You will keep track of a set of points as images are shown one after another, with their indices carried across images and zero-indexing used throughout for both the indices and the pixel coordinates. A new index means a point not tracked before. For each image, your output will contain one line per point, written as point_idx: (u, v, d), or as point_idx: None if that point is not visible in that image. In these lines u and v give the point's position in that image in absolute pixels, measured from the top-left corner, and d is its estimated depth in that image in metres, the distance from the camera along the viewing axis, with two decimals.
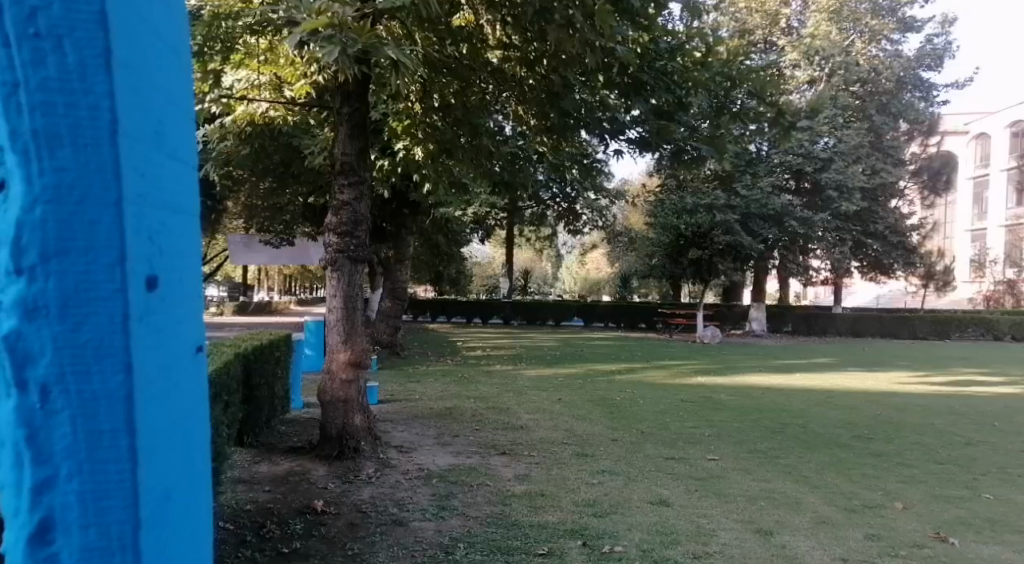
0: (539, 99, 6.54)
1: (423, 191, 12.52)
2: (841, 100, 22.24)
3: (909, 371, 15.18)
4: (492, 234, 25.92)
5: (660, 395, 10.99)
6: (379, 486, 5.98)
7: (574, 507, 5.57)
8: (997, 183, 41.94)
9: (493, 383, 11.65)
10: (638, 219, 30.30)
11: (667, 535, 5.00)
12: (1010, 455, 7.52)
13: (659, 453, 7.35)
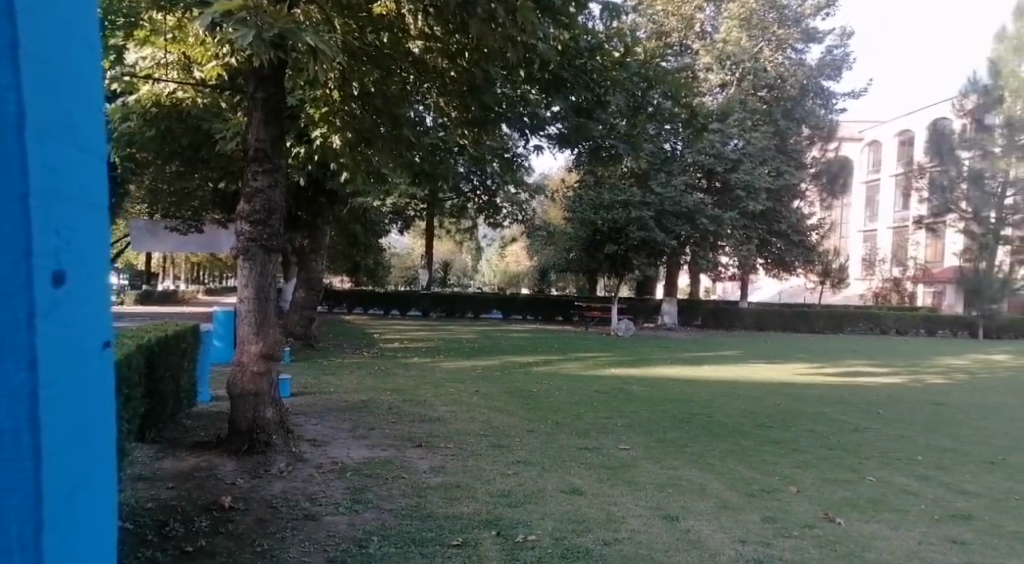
0: (459, 91, 6.68)
1: (340, 179, 12.46)
2: (749, 105, 23.21)
3: (807, 363, 15.99)
4: (410, 225, 25.82)
5: (574, 386, 11.31)
6: (291, 480, 6.03)
7: (488, 497, 5.75)
8: (887, 187, 44.19)
9: (409, 376, 11.74)
10: (557, 213, 30.74)
11: (578, 523, 5.23)
12: (893, 440, 8.10)
13: (571, 443, 7.60)
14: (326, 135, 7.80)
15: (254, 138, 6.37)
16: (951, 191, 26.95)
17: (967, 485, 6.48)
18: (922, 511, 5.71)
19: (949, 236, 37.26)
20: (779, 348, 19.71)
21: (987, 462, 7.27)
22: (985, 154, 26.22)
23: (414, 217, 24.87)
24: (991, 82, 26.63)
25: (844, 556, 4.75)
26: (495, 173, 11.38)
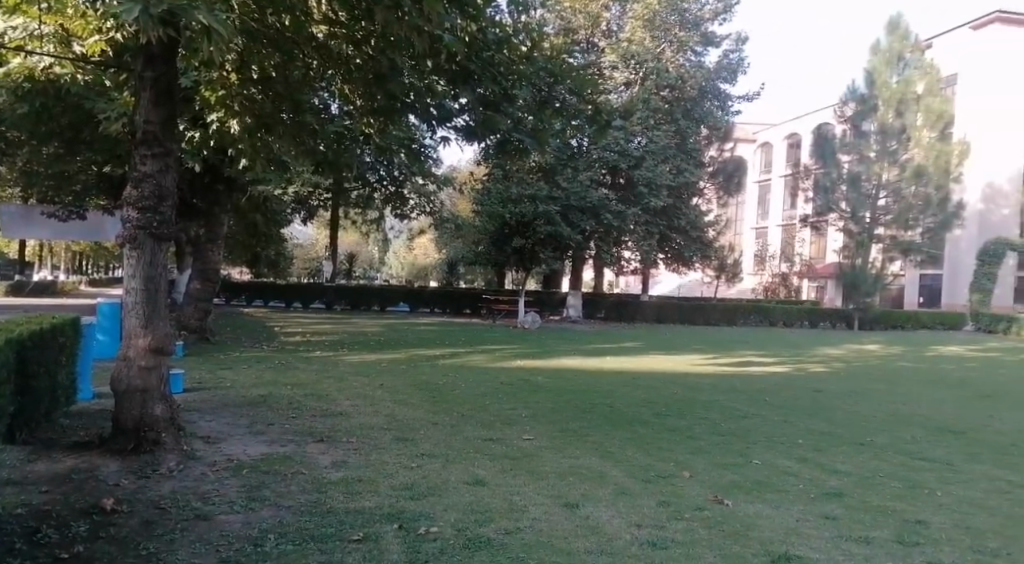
0: (364, 79, 6.68)
1: (237, 166, 12.17)
2: (652, 104, 23.84)
3: (703, 353, 16.63)
4: (313, 215, 25.35)
5: (481, 378, 11.44)
6: (181, 480, 5.92)
7: (391, 491, 5.79)
8: (777, 187, 46.14)
9: (311, 369, 11.61)
10: (465, 205, 30.80)
11: (480, 513, 5.34)
12: (779, 426, 8.57)
13: (477, 434, 7.71)
14: (224, 118, 7.72)
15: (144, 120, 6.21)
16: (833, 192, 28.34)
17: (840, 465, 6.94)
18: (802, 491, 6.09)
19: (831, 235, 39.33)
20: (676, 339, 20.43)
21: (860, 444, 7.80)
22: (862, 158, 27.85)
23: (318, 206, 24.51)
24: (866, 90, 28.22)
25: (731, 536, 5.03)
26: (402, 163, 11.37)
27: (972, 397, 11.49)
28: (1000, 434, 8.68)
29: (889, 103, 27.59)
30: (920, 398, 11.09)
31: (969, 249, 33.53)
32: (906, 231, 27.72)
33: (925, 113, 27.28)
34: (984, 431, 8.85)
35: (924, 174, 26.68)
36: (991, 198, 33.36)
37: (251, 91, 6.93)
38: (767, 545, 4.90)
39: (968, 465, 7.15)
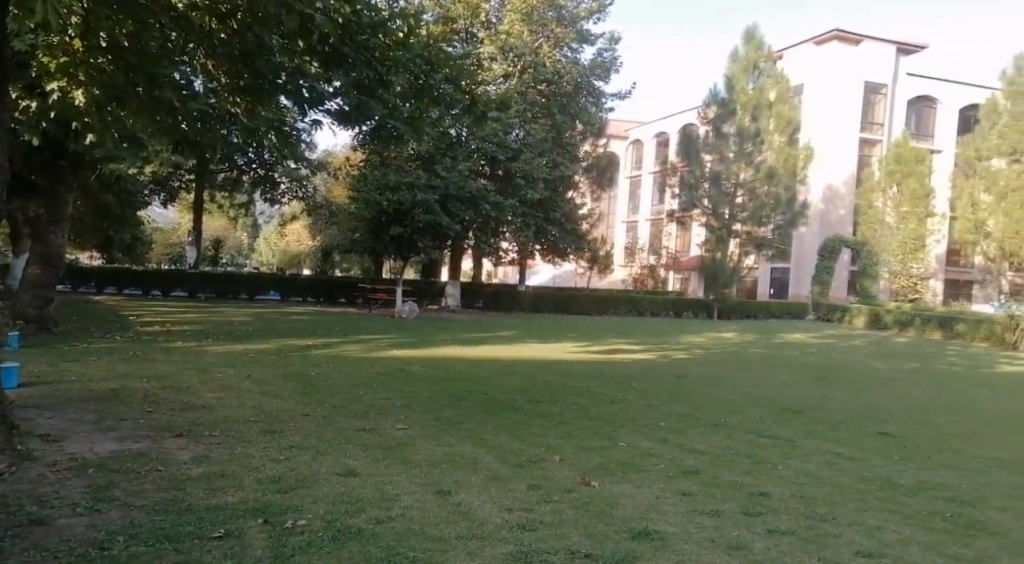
0: (229, 54, 6.50)
1: (85, 142, 11.49)
2: (529, 97, 24.13)
3: (575, 342, 17.09)
4: (174, 197, 24.21)
5: (354, 368, 11.36)
6: (15, 483, 5.61)
7: (256, 485, 5.71)
8: (647, 182, 47.78)
9: (172, 361, 11.19)
10: (339, 190, 30.24)
11: (351, 504, 5.35)
12: (643, 409, 8.98)
13: (349, 425, 7.68)
14: (67, 87, 7.26)
15: None
16: (697, 188, 29.65)
17: (697, 445, 7.36)
18: (660, 470, 6.42)
19: (694, 229, 41.16)
20: (549, 329, 20.98)
21: (715, 425, 8.28)
22: (722, 158, 29.33)
23: (180, 188, 23.51)
24: (727, 94, 29.57)
25: (595, 516, 5.26)
26: (272, 145, 11.10)
27: (812, 380, 12.41)
28: (832, 412, 9.47)
29: (745, 107, 29.10)
30: (771, 381, 11.88)
31: (813, 245, 35.90)
32: (759, 227, 29.34)
33: (777, 118, 29.06)
34: (821, 409, 9.61)
35: (776, 175, 28.39)
36: (831, 199, 35.65)
37: (98, 61, 6.56)
38: (629, 522, 5.16)
39: (807, 440, 7.76)
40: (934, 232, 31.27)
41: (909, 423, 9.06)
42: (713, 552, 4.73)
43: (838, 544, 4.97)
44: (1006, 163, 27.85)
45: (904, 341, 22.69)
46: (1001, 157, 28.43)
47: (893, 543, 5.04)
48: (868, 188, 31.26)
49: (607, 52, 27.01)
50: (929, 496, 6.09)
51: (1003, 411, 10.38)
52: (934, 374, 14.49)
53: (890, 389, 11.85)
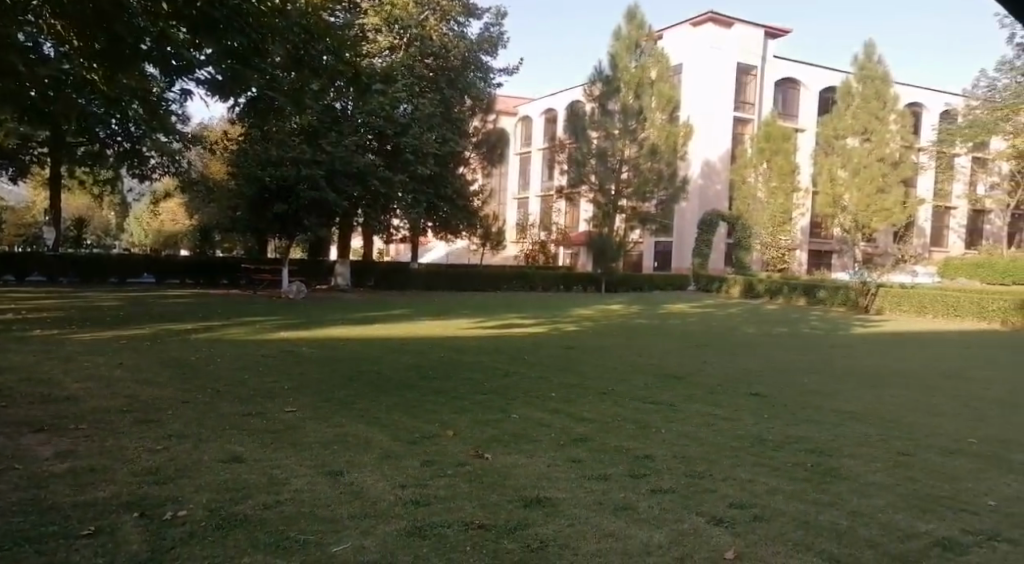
0: (82, 16, 6.18)
1: None
2: (416, 71, 23.86)
3: (467, 318, 17.19)
4: (31, 172, 22.58)
5: (237, 352, 11.05)
6: None
7: (131, 478, 5.48)
8: (536, 158, 48.25)
9: (31, 351, 10.51)
10: (217, 166, 29.09)
11: (236, 491, 5.25)
12: (535, 381, 9.15)
13: (234, 411, 7.49)
14: None
15: None
16: (584, 164, 30.13)
17: (586, 413, 7.59)
18: (551, 439, 6.58)
19: (582, 205, 41.87)
20: (441, 306, 20.98)
21: (602, 393, 8.54)
22: (607, 135, 29.90)
23: (36, 163, 22.00)
24: (610, 72, 30.18)
25: (487, 487, 5.36)
26: (139, 115, 10.61)
27: (691, 347, 12.97)
28: (711, 376, 9.93)
29: (629, 85, 29.83)
30: (654, 349, 12.35)
31: (692, 219, 37.20)
32: (643, 202, 30.14)
33: (658, 96, 29.83)
34: (700, 374, 10.05)
35: (658, 152, 29.25)
36: (709, 173, 37.12)
37: None
38: (521, 491, 5.29)
39: (688, 404, 8.10)
40: (797, 206, 32.99)
41: (777, 383, 9.62)
42: (600, 515, 4.91)
43: (713, 498, 5.25)
44: (858, 142, 30.42)
45: (774, 309, 23.92)
46: (855, 135, 30.32)
47: (762, 494, 5.37)
48: (741, 164, 32.56)
49: (494, 27, 27.19)
50: (794, 449, 6.49)
51: (861, 369, 11.15)
52: (800, 338, 15.37)
53: (761, 353, 12.49)
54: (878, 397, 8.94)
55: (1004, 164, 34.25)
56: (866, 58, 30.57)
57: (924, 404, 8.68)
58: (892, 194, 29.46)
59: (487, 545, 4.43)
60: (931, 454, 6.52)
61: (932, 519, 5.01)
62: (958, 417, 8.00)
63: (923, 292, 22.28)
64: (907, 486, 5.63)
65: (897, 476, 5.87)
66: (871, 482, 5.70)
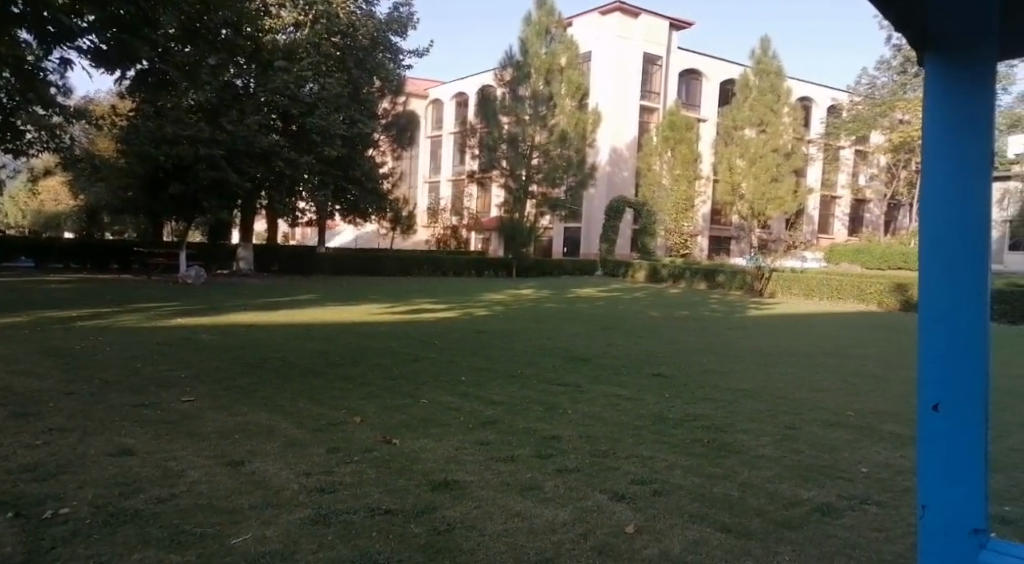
0: None
1: None
2: (323, 49, 23.38)
3: (377, 303, 17.04)
4: None
5: (130, 340, 10.61)
6: None
7: (9, 476, 5.20)
8: (448, 142, 48.06)
9: None
10: (107, 144, 27.63)
11: (125, 486, 5.06)
12: (443, 366, 9.18)
13: (125, 401, 7.21)
14: None
15: None
16: (495, 150, 29.76)
17: (494, 396, 7.67)
18: (460, 423, 6.63)
19: (494, 190, 41.89)
20: (350, 290, 20.72)
21: (510, 376, 8.64)
22: (518, 121, 29.90)
23: None
24: (521, 58, 30.22)
25: (395, 472, 5.36)
26: (13, 87, 10.04)
27: (597, 329, 13.25)
28: (617, 358, 10.16)
29: (539, 71, 30.05)
30: (562, 333, 12.57)
31: (600, 206, 37.81)
32: (553, 188, 30.38)
33: (567, 83, 30.17)
34: (605, 356, 10.29)
35: (567, 138, 29.64)
36: (616, 160, 37.88)
37: None
38: (429, 475, 5.31)
39: (594, 386, 8.28)
40: (698, 194, 34.01)
41: (679, 364, 9.92)
42: (507, 495, 4.98)
43: (617, 475, 5.39)
44: (755, 132, 31.46)
45: (676, 292, 24.65)
46: (752, 127, 31.32)
47: (662, 469, 5.56)
48: (646, 152, 33.20)
49: (403, 7, 26.91)
50: (693, 426, 6.72)
51: (756, 349, 11.64)
52: (699, 320, 15.88)
53: (665, 335, 12.83)
54: (770, 375, 9.35)
55: (886, 157, 36.25)
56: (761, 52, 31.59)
57: (809, 381, 9.13)
58: (784, 183, 30.81)
59: (395, 530, 4.43)
60: (813, 427, 6.86)
61: (813, 487, 5.30)
62: (838, 392, 8.46)
63: (812, 276, 23.36)
64: (793, 458, 5.92)
65: (784, 449, 6.17)
66: (761, 455, 5.97)
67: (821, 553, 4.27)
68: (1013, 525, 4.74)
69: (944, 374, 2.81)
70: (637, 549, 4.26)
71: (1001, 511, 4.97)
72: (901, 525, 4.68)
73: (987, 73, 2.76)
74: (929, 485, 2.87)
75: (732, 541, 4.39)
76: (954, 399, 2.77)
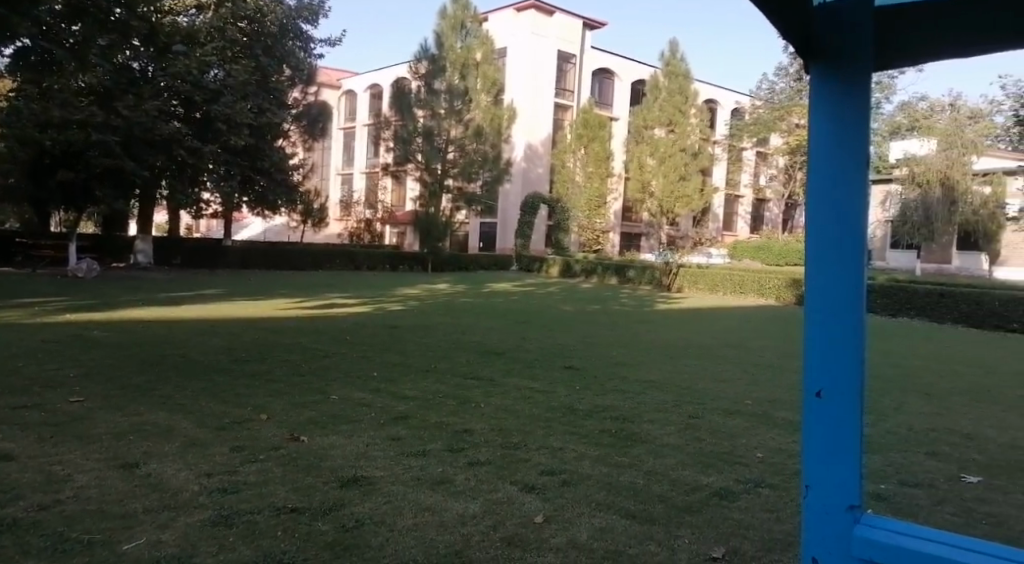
0: None
1: None
2: (227, 34, 22.80)
3: (286, 298, 16.70)
4: None
5: (16, 338, 10.06)
6: None
7: None
8: (361, 134, 47.44)
9: None
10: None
11: (4, 493, 4.80)
12: (354, 361, 9.06)
13: (7, 404, 6.84)
14: None
15: None
16: (410, 143, 29.56)
17: (407, 391, 7.63)
18: (370, 419, 6.57)
19: (409, 183, 41.54)
20: (259, 284, 20.19)
21: (424, 370, 8.62)
22: (434, 114, 29.72)
23: None
24: (436, 51, 29.98)
25: (302, 470, 5.28)
26: None
27: (510, 324, 13.32)
28: (530, 351, 10.26)
29: (455, 65, 29.95)
30: (475, 326, 12.61)
31: (515, 201, 38.02)
32: (468, 183, 30.35)
33: (483, 78, 30.32)
34: (518, 350, 10.37)
35: (483, 133, 29.75)
36: (531, 156, 38.21)
37: None
38: (338, 472, 5.26)
39: (507, 379, 8.34)
40: (609, 192, 34.63)
41: (589, 356, 10.07)
42: (418, 490, 4.98)
43: (527, 467, 5.45)
44: (665, 132, 32.16)
45: (589, 287, 25.02)
46: (661, 127, 32.06)
47: (570, 459, 5.66)
48: (560, 149, 33.64)
49: None
50: (601, 417, 6.84)
51: (663, 342, 11.93)
52: (608, 314, 16.17)
53: (577, 329, 13.00)
54: (676, 367, 9.60)
55: (784, 158, 37.78)
56: (670, 54, 32.16)
57: (712, 372, 9.42)
58: (691, 181, 31.77)
59: (300, 529, 4.36)
60: (714, 416, 7.08)
61: (713, 473, 5.47)
62: (739, 382, 8.76)
63: (716, 271, 24.12)
64: (695, 446, 6.10)
65: (687, 437, 6.35)
66: (664, 444, 6.12)
67: (717, 535, 4.42)
68: (888, 501, 5.02)
69: (827, 361, 2.97)
70: (545, 539, 4.32)
71: (878, 488, 5.25)
72: (790, 505, 4.90)
73: (869, 84, 2.93)
74: (814, 468, 3.04)
75: (635, 527, 4.50)
76: (835, 386, 2.96)
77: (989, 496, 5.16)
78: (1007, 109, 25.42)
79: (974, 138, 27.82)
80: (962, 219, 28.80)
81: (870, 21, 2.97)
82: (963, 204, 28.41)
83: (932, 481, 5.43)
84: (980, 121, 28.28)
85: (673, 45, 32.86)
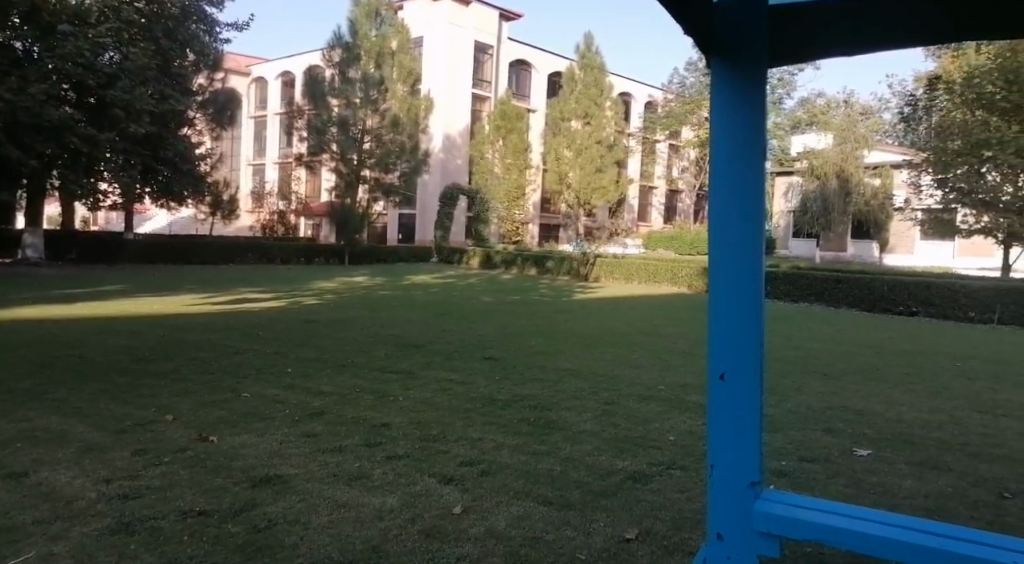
0: None
1: None
2: (123, 15, 21.47)
3: (193, 293, 16.17)
4: None
5: None
6: None
7: None
8: (273, 123, 46.30)
9: None
10: None
11: None
12: (267, 357, 8.86)
13: None
14: None
15: None
16: (324, 132, 28.99)
17: (322, 386, 7.51)
18: (284, 416, 6.44)
19: (324, 174, 40.83)
20: (166, 279, 19.49)
21: (340, 365, 8.50)
22: (348, 103, 29.28)
23: None
24: (350, 39, 29.44)
25: (212, 471, 5.15)
26: None
27: (428, 315, 13.27)
28: (448, 343, 10.23)
29: (369, 54, 29.52)
30: (392, 319, 12.51)
31: (434, 192, 37.92)
32: (385, 173, 30.02)
33: (399, 68, 30.08)
34: (436, 341, 10.34)
35: (400, 123, 29.48)
36: (449, 146, 38.07)
37: None
38: (250, 471, 5.14)
39: (425, 371, 8.31)
40: (528, 183, 34.84)
41: (507, 346, 10.10)
42: (334, 486, 4.91)
43: (445, 458, 5.44)
44: (581, 124, 32.38)
45: (507, 277, 25.06)
46: (576, 119, 32.36)
47: (489, 449, 5.68)
48: (478, 140, 33.74)
49: None
50: (519, 406, 6.88)
51: (579, 331, 12.08)
52: (525, 305, 16.26)
53: (494, 320, 13.06)
54: (591, 355, 9.76)
55: (694, 150, 38.82)
56: (585, 47, 32.66)
57: (626, 359, 9.59)
58: (607, 173, 32.22)
59: (208, 532, 4.24)
60: (629, 402, 7.21)
61: (626, 457, 5.57)
62: (652, 369, 8.96)
63: (631, 262, 24.57)
64: (610, 431, 6.20)
65: (601, 423, 6.45)
66: (581, 430, 6.21)
67: (630, 517, 4.51)
68: (789, 477, 5.20)
69: (729, 346, 3.06)
70: (462, 529, 4.32)
71: (780, 465, 5.44)
72: (698, 485, 5.04)
73: (762, 81, 3.02)
74: (718, 451, 3.12)
75: (552, 513, 4.55)
76: (737, 369, 3.05)
77: (878, 467, 5.42)
78: (895, 105, 26.79)
79: (865, 132, 29.31)
80: (857, 210, 29.94)
81: (763, 18, 3.05)
82: (856, 195, 29.69)
83: (829, 456, 5.67)
84: (870, 116, 30.44)
85: (587, 37, 33.32)
